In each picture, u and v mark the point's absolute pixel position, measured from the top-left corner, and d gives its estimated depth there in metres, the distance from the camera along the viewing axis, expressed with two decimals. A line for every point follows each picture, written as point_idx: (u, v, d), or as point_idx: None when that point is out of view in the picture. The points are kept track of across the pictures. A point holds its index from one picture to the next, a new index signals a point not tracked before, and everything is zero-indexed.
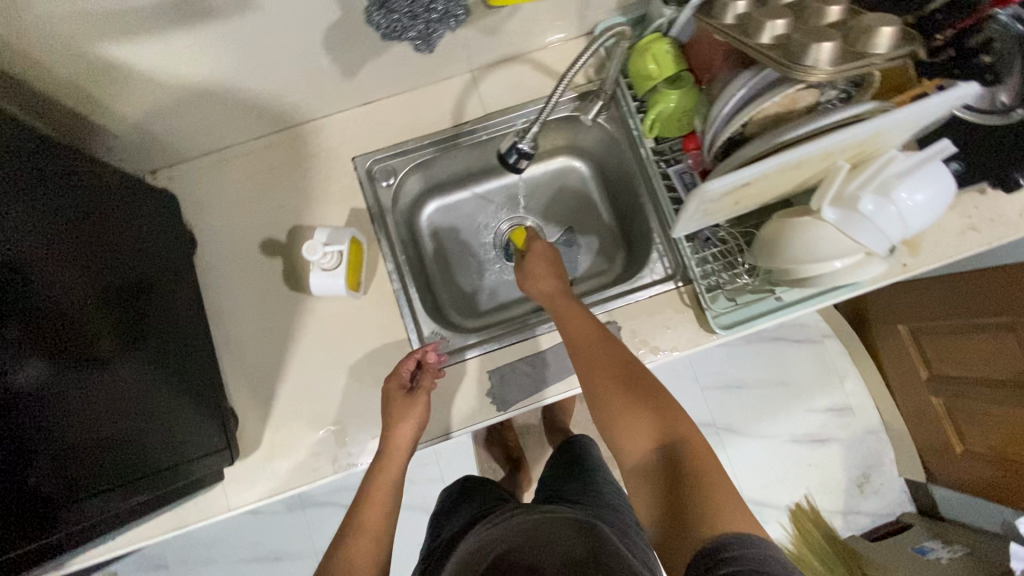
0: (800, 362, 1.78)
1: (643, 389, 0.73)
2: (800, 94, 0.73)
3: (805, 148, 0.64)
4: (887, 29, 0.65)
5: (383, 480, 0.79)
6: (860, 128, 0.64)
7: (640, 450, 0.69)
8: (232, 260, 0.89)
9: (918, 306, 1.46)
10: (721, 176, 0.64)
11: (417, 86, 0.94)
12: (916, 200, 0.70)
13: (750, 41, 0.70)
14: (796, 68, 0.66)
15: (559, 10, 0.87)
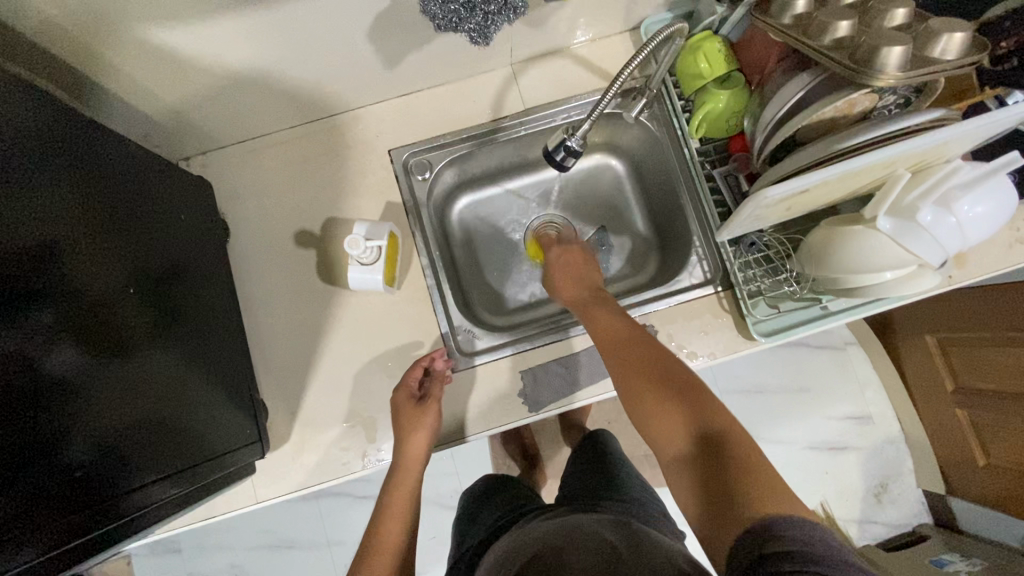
0: (821, 369, 1.75)
1: (677, 378, 0.70)
2: (860, 99, 0.71)
3: (868, 157, 0.62)
4: (959, 33, 0.62)
5: (401, 490, 0.82)
6: (926, 138, 0.62)
7: (678, 442, 0.66)
8: (265, 250, 0.88)
9: (948, 317, 1.44)
10: (780, 182, 0.62)
11: (455, 78, 0.92)
12: (976, 213, 0.68)
13: (813, 43, 0.68)
14: (862, 73, 0.64)
15: (606, 5, 0.85)
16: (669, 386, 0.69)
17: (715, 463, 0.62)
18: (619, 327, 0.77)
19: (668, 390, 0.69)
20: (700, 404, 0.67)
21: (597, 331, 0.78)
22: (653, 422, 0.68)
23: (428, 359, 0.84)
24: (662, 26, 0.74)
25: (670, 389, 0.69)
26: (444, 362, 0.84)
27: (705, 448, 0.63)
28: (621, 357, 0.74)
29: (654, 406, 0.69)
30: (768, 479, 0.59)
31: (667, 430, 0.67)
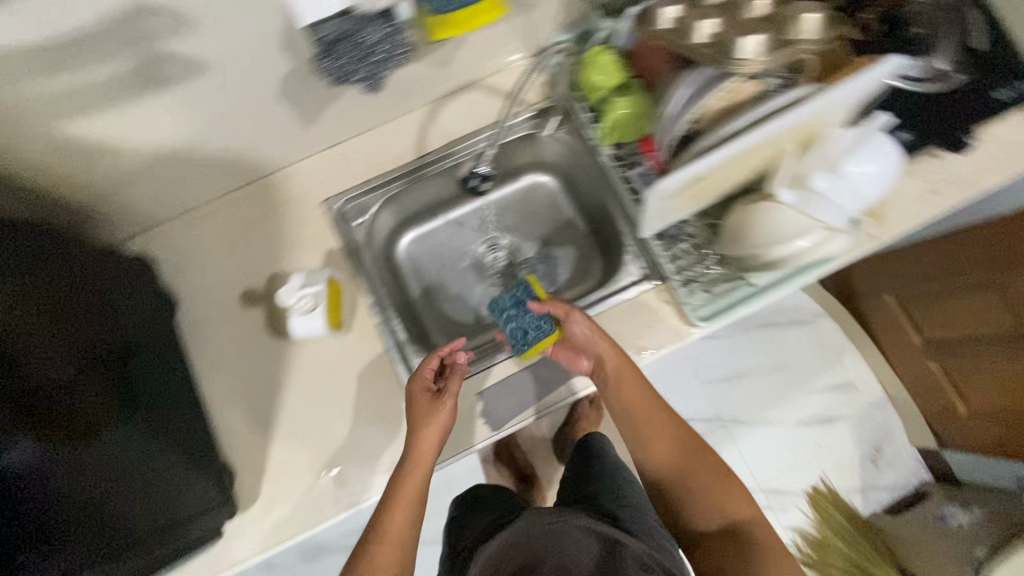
0: (797, 344, 1.77)
1: (702, 458, 0.83)
2: (744, 86, 0.75)
3: (748, 138, 0.67)
4: (808, 15, 0.69)
5: (410, 484, 0.77)
6: (795, 113, 0.67)
7: (704, 517, 0.80)
8: (215, 315, 0.90)
9: (901, 273, 1.48)
10: (672, 172, 0.66)
11: (377, 123, 0.97)
12: (865, 172, 0.73)
13: (688, 42, 0.74)
14: (730, 62, 0.71)
15: (503, 34, 0.90)
16: (697, 466, 0.82)
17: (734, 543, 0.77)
18: (652, 397, 0.85)
19: (694, 471, 0.82)
20: (722, 490, 0.80)
21: (630, 399, 0.84)
22: (680, 496, 0.82)
23: (447, 351, 0.85)
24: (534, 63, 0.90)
25: (695, 472, 0.82)
26: (465, 359, 0.85)
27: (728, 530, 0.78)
28: (653, 429, 0.85)
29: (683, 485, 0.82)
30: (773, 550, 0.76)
31: (695, 508, 0.81)
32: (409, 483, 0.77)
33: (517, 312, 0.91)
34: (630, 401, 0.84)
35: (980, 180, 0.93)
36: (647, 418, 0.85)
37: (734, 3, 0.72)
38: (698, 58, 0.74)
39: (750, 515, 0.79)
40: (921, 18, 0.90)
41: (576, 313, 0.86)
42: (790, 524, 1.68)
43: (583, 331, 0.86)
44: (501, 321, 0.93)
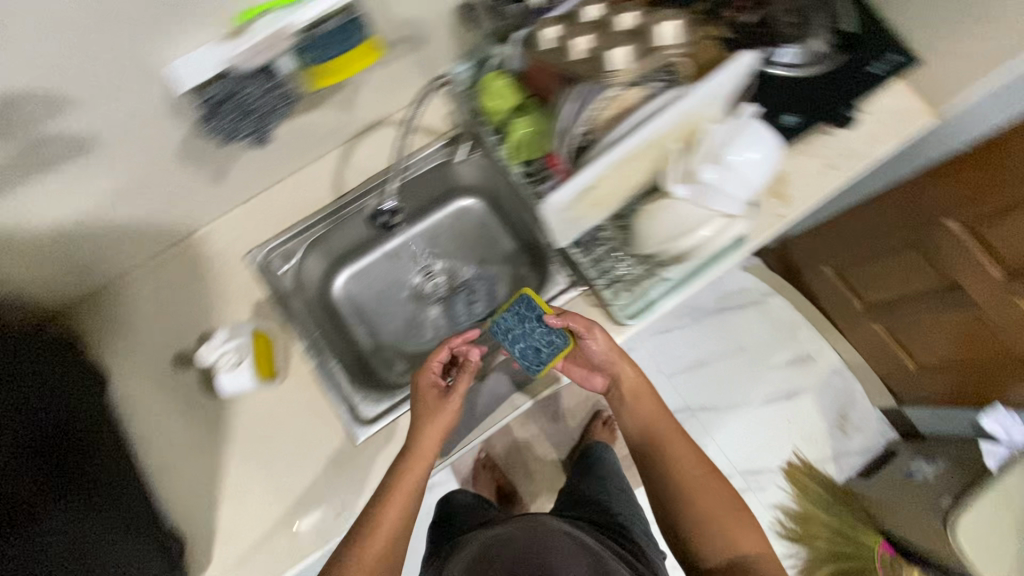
0: (752, 325, 1.82)
1: (708, 478, 0.85)
2: (627, 93, 0.77)
3: (625, 145, 0.71)
4: (664, 25, 0.74)
5: (407, 479, 0.78)
6: (663, 116, 0.71)
7: (709, 540, 0.82)
8: (149, 382, 0.90)
9: (832, 244, 1.55)
10: (561, 188, 0.71)
11: (293, 171, 0.99)
12: (751, 158, 0.76)
13: (565, 61, 0.78)
14: (603, 75, 0.75)
15: (400, 72, 0.93)
16: (705, 485, 0.85)
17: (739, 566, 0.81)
18: (664, 412, 0.90)
19: (701, 492, 0.84)
20: (728, 510, 0.84)
21: (644, 412, 0.90)
22: (687, 518, 0.83)
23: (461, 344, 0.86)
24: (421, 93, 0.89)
25: (702, 493, 0.84)
26: (477, 357, 0.86)
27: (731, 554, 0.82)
28: (665, 444, 0.87)
29: (690, 509, 0.83)
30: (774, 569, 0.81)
31: (705, 530, 0.83)
32: (408, 478, 0.78)
33: (524, 331, 0.87)
34: (642, 414, 0.90)
35: (869, 150, 1.00)
36: (660, 431, 0.89)
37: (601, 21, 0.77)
38: (576, 74, 0.78)
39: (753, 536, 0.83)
40: (789, 8, 0.94)
41: (595, 330, 0.86)
42: (772, 502, 1.71)
43: (596, 347, 0.88)
44: (505, 343, 0.88)
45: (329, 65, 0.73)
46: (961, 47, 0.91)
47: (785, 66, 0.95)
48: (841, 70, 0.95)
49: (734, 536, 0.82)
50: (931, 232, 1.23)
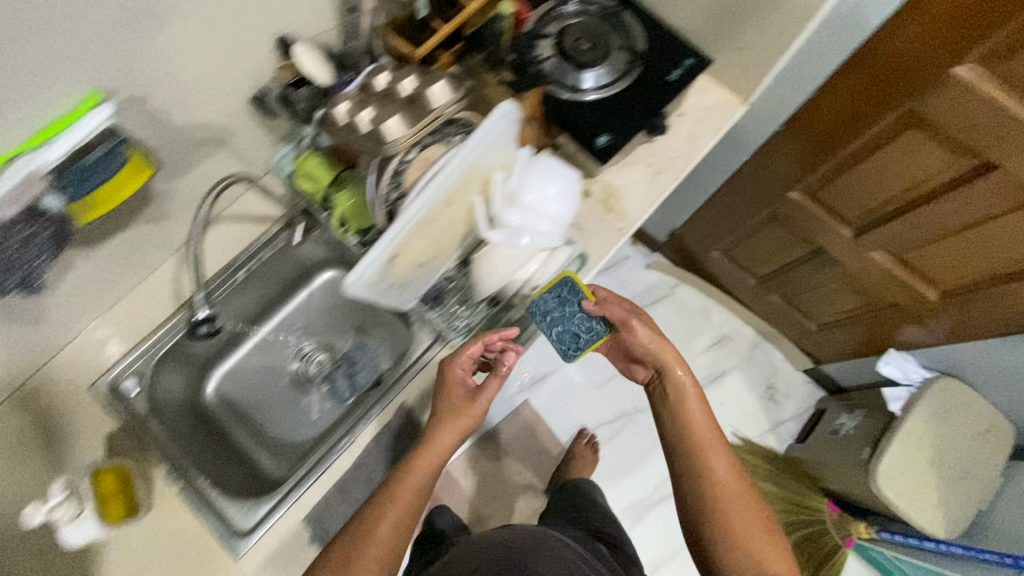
0: (666, 318, 1.86)
1: (743, 497, 0.82)
2: (427, 154, 0.79)
3: (413, 209, 0.70)
4: (432, 88, 0.77)
5: (418, 469, 0.83)
6: (445, 176, 0.70)
7: (735, 552, 0.80)
8: (5, 545, 0.85)
9: (711, 229, 1.61)
10: (355, 267, 0.70)
11: (128, 289, 0.97)
12: (552, 193, 0.80)
13: (351, 138, 0.80)
14: (385, 147, 0.76)
15: (216, 168, 0.94)
16: (739, 501, 0.82)
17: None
18: (709, 419, 0.87)
19: (736, 504, 0.82)
20: (754, 528, 0.81)
21: (690, 415, 0.87)
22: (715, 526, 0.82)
23: (496, 342, 0.85)
24: (221, 181, 0.81)
25: (733, 507, 0.82)
26: (513, 361, 0.84)
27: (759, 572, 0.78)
28: (703, 453, 0.85)
29: (716, 520, 0.82)
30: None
31: (738, 544, 0.80)
32: (421, 470, 0.82)
33: (562, 316, 0.85)
34: (686, 418, 0.87)
35: (690, 152, 1.06)
36: (702, 438, 0.86)
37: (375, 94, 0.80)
38: (366, 147, 0.79)
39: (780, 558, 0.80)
40: (583, 39, 1.00)
41: (632, 323, 0.84)
42: None
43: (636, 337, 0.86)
44: (542, 325, 0.84)
45: (91, 198, 0.70)
46: (738, 42, 1.01)
47: (593, 88, 0.99)
48: (642, 83, 1.00)
49: (758, 555, 0.79)
50: (782, 206, 1.29)
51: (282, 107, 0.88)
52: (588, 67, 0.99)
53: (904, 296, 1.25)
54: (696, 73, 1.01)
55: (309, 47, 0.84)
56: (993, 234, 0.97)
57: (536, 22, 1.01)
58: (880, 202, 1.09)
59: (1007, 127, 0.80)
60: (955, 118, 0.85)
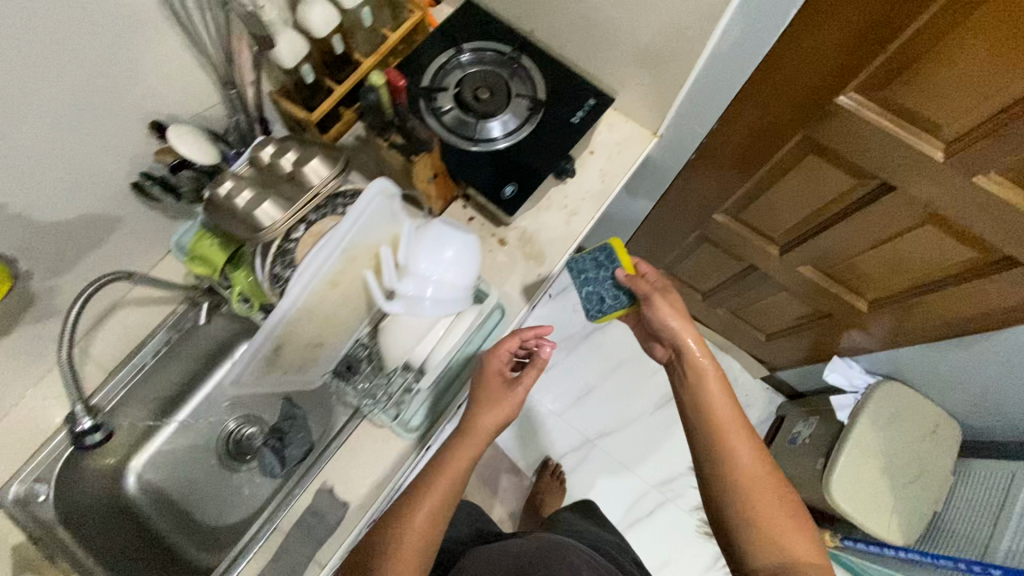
0: (620, 339, 1.86)
1: (764, 481, 0.84)
2: (320, 223, 0.77)
3: (285, 302, 0.66)
4: (309, 165, 0.74)
5: (458, 458, 0.83)
6: (315, 263, 0.66)
7: (753, 531, 0.82)
8: None
9: (650, 252, 1.59)
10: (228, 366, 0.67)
11: (27, 388, 0.93)
12: (448, 258, 0.77)
13: (230, 220, 0.76)
14: (260, 233, 0.72)
15: (110, 255, 0.90)
16: (760, 485, 0.84)
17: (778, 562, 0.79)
18: (730, 403, 0.91)
19: (754, 485, 0.84)
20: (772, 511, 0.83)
21: (711, 399, 0.91)
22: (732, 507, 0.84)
23: (531, 337, 0.89)
24: (88, 284, 0.73)
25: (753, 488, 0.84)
26: (549, 350, 0.89)
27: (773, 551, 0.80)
28: (723, 424, 0.89)
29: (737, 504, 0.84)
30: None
31: (757, 508, 0.83)
32: (460, 458, 0.83)
33: (596, 277, 1.08)
34: (707, 402, 0.92)
35: (603, 191, 1.06)
36: (724, 420, 0.89)
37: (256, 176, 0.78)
38: (244, 230, 0.76)
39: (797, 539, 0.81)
40: (482, 89, 1.00)
41: (653, 299, 0.98)
42: (692, 506, 1.73)
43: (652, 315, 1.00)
44: (578, 282, 1.08)
45: None
46: (639, 79, 1.03)
47: (503, 137, 0.98)
48: (545, 128, 0.99)
49: (772, 534, 0.81)
50: (711, 227, 1.29)
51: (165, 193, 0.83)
52: (491, 116, 0.98)
53: (837, 307, 1.25)
54: (599, 112, 1.01)
55: (188, 128, 0.82)
56: (909, 246, 0.97)
57: (432, 78, 1.00)
58: (801, 220, 1.09)
59: (900, 147, 0.80)
60: (852, 139, 0.84)
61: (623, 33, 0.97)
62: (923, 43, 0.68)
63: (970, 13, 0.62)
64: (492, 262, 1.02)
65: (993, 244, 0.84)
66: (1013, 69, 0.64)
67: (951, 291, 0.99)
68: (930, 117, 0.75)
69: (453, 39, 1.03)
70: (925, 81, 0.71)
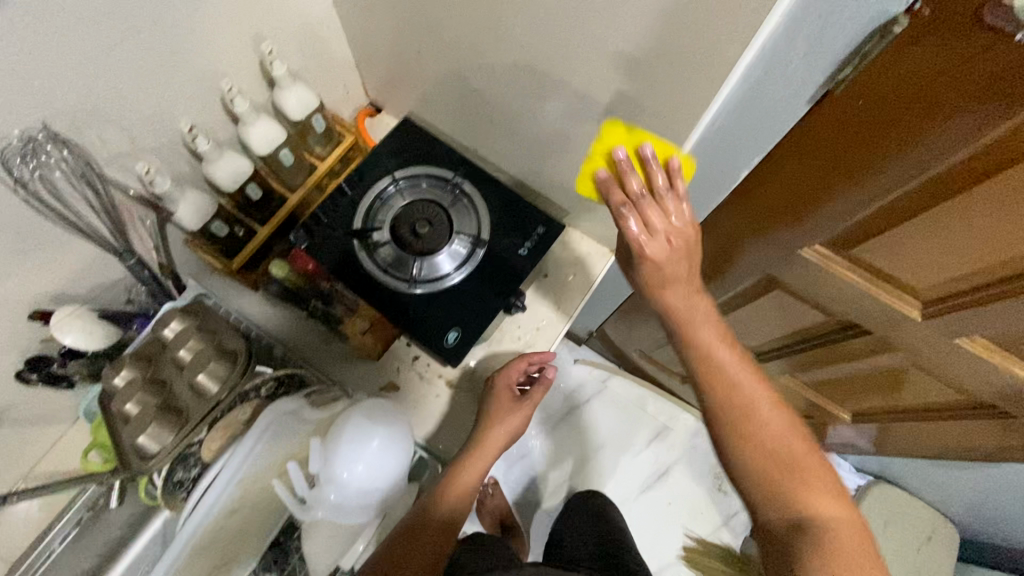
0: (597, 416, 1.65)
1: (790, 443, 0.65)
2: (230, 414, 0.71)
3: (185, 531, 0.66)
4: (201, 375, 0.69)
5: (473, 470, 0.85)
6: (224, 479, 0.67)
7: (774, 493, 0.65)
8: None
9: (622, 338, 1.48)
10: None
11: None
12: (371, 449, 0.68)
13: (117, 436, 0.68)
14: (147, 462, 0.66)
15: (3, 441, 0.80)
16: (778, 451, 0.65)
17: (805, 536, 0.61)
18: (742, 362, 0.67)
19: (776, 445, 0.65)
20: (793, 471, 0.65)
21: (716, 357, 0.67)
22: (746, 464, 0.66)
23: (538, 359, 0.89)
24: None
25: (773, 449, 0.65)
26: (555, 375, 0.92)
27: (797, 521, 0.63)
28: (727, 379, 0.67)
29: (755, 461, 0.66)
30: (853, 562, 0.58)
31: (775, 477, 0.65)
32: (470, 472, 0.85)
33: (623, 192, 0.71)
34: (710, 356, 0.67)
35: (557, 318, 0.98)
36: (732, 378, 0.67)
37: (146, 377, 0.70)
38: (127, 452, 0.67)
39: (832, 509, 0.63)
40: (421, 221, 0.90)
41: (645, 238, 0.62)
42: None
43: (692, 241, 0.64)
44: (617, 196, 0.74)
45: None
46: (589, 206, 0.94)
47: (455, 269, 0.90)
48: (490, 264, 0.91)
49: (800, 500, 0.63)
50: None
51: (52, 383, 0.77)
52: (433, 250, 0.90)
53: (819, 412, 1.15)
54: (549, 242, 0.93)
55: (78, 318, 0.72)
56: (895, 377, 0.88)
57: (366, 214, 0.91)
58: (776, 335, 0.99)
59: (873, 303, 0.71)
60: (821, 288, 0.75)
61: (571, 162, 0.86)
62: (902, 215, 0.59)
63: (939, 200, 0.54)
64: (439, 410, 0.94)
65: (982, 396, 0.76)
66: (1007, 251, 0.54)
67: (941, 420, 0.90)
68: (906, 281, 0.67)
69: (386, 166, 0.95)
70: (904, 249, 0.62)
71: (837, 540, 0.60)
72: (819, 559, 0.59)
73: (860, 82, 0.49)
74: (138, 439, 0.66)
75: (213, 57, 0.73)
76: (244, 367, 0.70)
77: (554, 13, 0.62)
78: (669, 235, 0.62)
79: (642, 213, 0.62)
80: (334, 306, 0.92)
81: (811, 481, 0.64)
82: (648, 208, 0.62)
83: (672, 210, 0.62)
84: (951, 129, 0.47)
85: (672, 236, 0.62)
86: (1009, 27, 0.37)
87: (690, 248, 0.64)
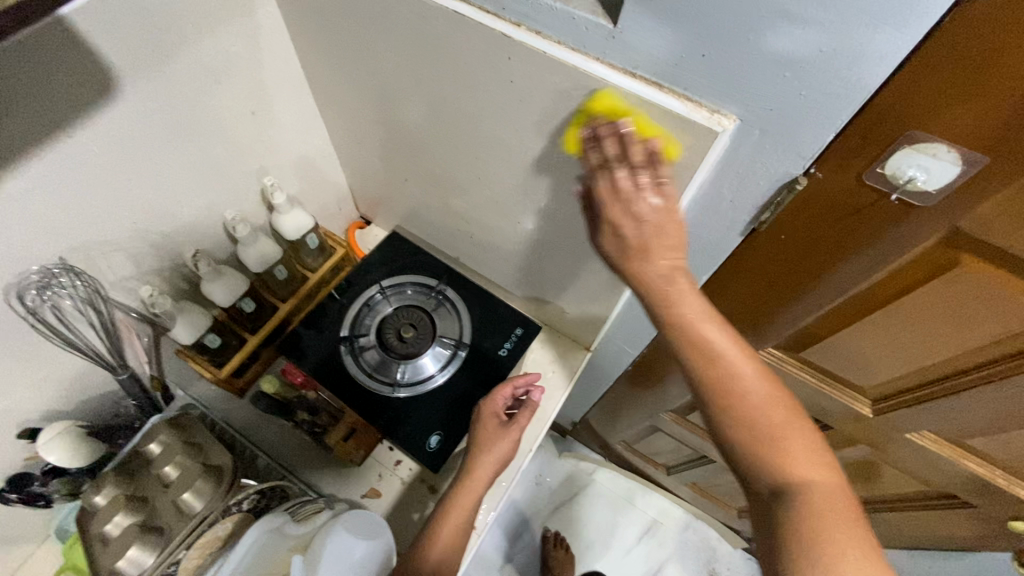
0: (584, 513, 1.61)
1: (779, 423, 0.52)
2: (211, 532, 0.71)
3: None
4: (188, 493, 0.70)
5: (463, 501, 0.80)
6: None
7: (758, 467, 0.52)
8: None
9: (604, 431, 1.49)
10: None
11: None
12: (357, 555, 0.70)
13: (96, 559, 0.69)
14: None
15: None
16: (761, 414, 0.52)
17: (786, 520, 0.49)
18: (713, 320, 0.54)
19: (761, 424, 0.52)
20: (781, 450, 0.51)
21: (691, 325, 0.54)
22: (730, 444, 0.53)
23: (522, 383, 0.90)
24: None
25: (761, 431, 0.52)
26: (538, 395, 0.90)
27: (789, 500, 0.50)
28: (697, 336, 0.53)
29: (745, 439, 0.53)
30: (842, 538, 0.47)
31: (757, 452, 0.52)
32: (467, 503, 0.80)
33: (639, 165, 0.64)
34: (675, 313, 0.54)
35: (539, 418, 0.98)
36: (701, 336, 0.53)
37: (131, 495, 0.72)
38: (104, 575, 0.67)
39: (825, 483, 0.50)
40: (405, 327, 0.95)
41: (618, 200, 0.54)
42: None
43: (658, 211, 0.54)
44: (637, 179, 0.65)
45: None
46: (560, 311, 0.99)
47: (438, 372, 0.94)
48: (470, 367, 0.95)
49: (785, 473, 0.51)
50: (662, 423, 1.20)
51: (29, 504, 0.78)
52: (416, 356, 0.94)
53: None
54: (526, 344, 0.98)
55: (63, 438, 0.73)
56: (869, 468, 0.90)
57: (354, 318, 0.96)
58: None
59: (830, 401, 0.76)
60: None
61: (542, 272, 0.92)
62: (830, 328, 0.65)
63: (856, 316, 0.61)
64: (420, 517, 0.90)
65: (950, 486, 0.78)
66: (925, 358, 0.60)
67: (922, 511, 0.90)
68: (853, 381, 0.73)
69: (374, 275, 1.01)
70: (838, 354, 0.68)
71: (827, 523, 0.47)
72: (806, 548, 0.47)
73: (780, 221, 0.57)
74: (116, 562, 0.67)
75: (216, 191, 0.81)
76: (229, 484, 0.72)
77: (516, 158, 0.72)
78: (637, 202, 0.54)
79: (613, 171, 0.55)
80: (319, 416, 0.93)
81: (803, 455, 0.51)
82: (620, 169, 0.55)
83: (649, 178, 0.54)
84: (858, 257, 0.54)
85: (641, 201, 0.54)
86: (887, 188, 0.47)
87: (660, 223, 0.54)
